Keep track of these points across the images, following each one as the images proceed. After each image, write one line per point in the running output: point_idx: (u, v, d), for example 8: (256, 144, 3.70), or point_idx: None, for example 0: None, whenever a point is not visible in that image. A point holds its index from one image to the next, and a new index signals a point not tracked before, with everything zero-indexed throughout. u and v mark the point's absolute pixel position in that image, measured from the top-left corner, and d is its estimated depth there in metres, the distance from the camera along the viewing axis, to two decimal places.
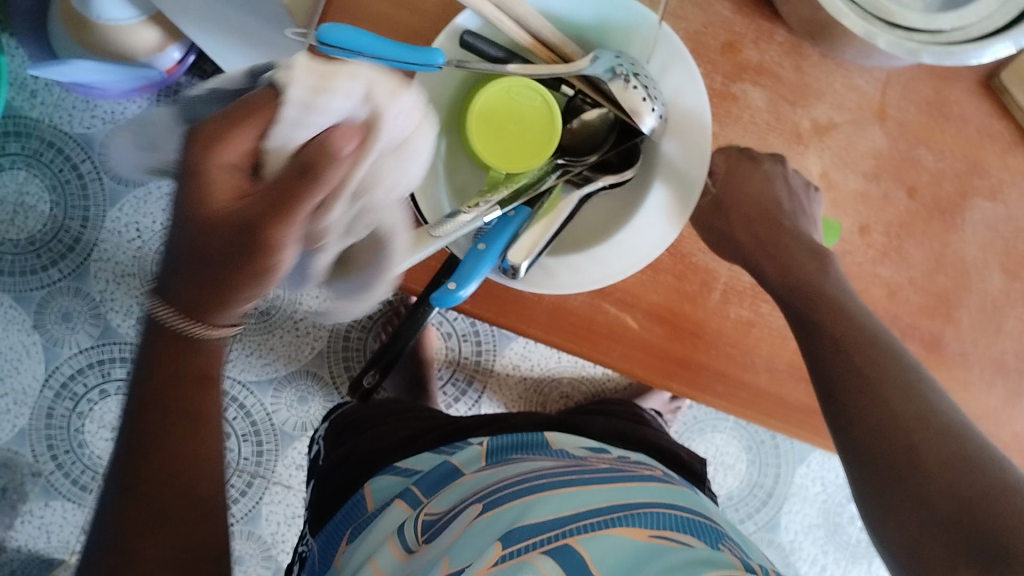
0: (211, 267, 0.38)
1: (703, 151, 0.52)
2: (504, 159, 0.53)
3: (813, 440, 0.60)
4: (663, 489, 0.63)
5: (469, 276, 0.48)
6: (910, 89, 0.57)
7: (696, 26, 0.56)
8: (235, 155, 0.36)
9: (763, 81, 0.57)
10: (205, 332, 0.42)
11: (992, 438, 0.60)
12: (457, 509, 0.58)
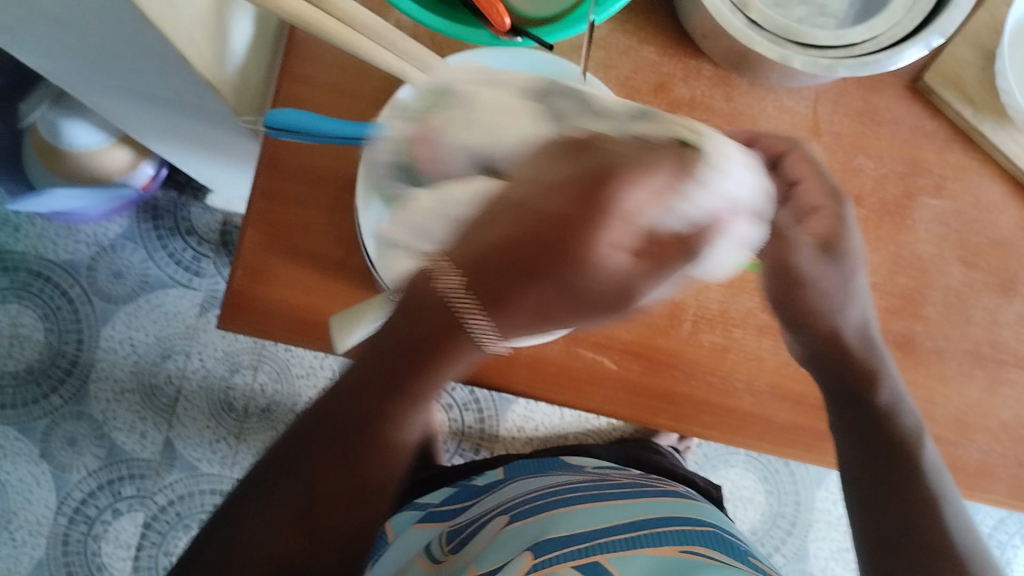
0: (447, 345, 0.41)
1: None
2: None
3: (804, 456, 0.60)
4: (672, 503, 0.66)
5: None
6: (839, 102, 0.60)
7: (626, 73, 0.59)
8: (615, 237, 0.36)
9: (698, 114, 0.59)
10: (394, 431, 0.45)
11: (982, 429, 0.60)
12: (481, 522, 0.65)
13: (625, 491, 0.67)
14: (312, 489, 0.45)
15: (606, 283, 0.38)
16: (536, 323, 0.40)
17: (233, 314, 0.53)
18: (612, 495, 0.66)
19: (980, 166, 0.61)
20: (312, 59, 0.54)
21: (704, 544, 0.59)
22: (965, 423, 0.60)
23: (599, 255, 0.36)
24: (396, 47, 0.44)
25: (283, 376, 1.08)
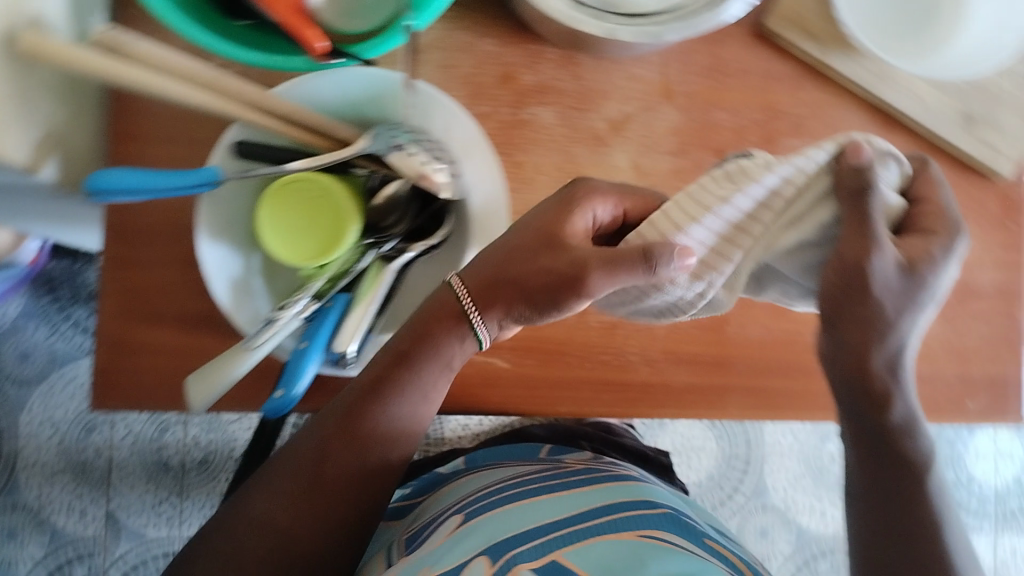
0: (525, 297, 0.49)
1: (500, 197, 0.51)
2: (310, 253, 0.49)
3: (711, 415, 0.60)
4: (618, 488, 0.65)
5: (296, 378, 0.47)
6: (687, 61, 0.59)
7: (468, 70, 0.58)
8: (601, 211, 0.50)
9: (548, 99, 0.59)
10: (391, 429, 0.51)
11: None
12: (437, 522, 0.63)
13: (580, 478, 0.68)
14: (278, 498, 0.50)
15: (577, 254, 0.47)
16: (521, 300, 0.49)
17: (107, 391, 0.53)
18: (565, 484, 0.66)
19: (835, 98, 0.60)
20: (143, 116, 0.53)
21: (661, 526, 0.59)
22: None
23: (585, 213, 0.49)
24: (215, 85, 0.45)
25: (215, 429, 1.05)
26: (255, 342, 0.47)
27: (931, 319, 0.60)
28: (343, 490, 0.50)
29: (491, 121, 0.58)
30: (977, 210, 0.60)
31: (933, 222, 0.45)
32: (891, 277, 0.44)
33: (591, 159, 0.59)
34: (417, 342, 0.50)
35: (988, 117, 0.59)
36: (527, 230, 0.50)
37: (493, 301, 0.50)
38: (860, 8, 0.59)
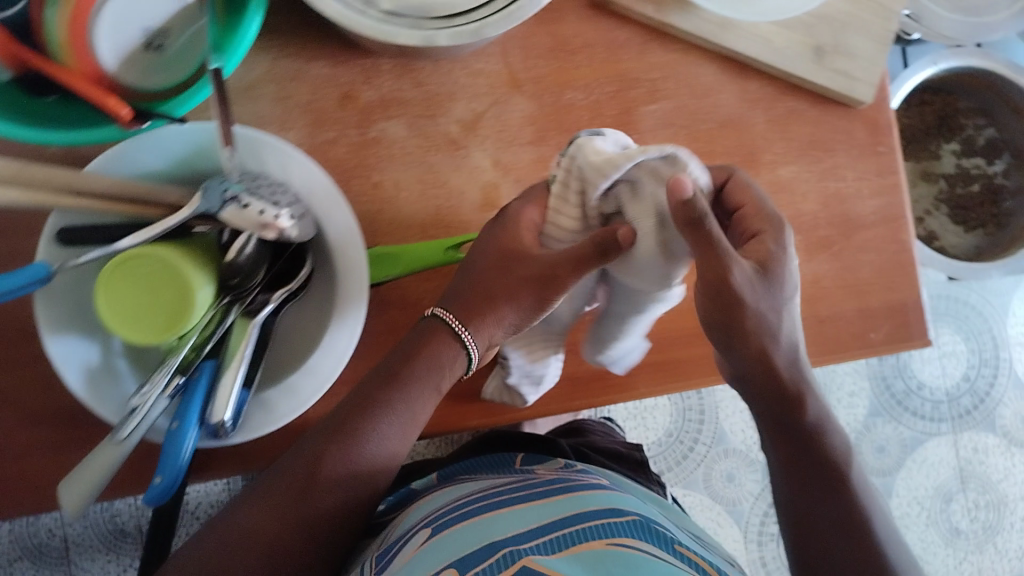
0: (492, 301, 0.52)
1: (351, 229, 0.51)
2: (153, 332, 0.46)
3: (625, 398, 0.59)
4: (605, 497, 0.59)
5: (171, 464, 0.46)
6: (527, 46, 0.58)
7: (305, 97, 0.56)
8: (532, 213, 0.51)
9: (394, 112, 0.57)
10: (381, 451, 0.50)
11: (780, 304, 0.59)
12: (404, 537, 0.57)
13: (545, 489, 0.61)
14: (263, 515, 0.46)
15: (530, 256, 0.50)
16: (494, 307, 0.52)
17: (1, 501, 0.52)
18: (530, 496, 0.59)
19: (685, 55, 0.59)
20: None
21: (631, 531, 0.53)
22: None
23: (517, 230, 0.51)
24: (20, 179, 0.40)
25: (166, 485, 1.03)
26: (122, 433, 0.45)
27: (819, 259, 0.59)
28: (328, 513, 0.48)
29: (339, 146, 0.56)
30: (846, 141, 0.60)
31: (759, 221, 0.50)
32: (746, 277, 0.47)
33: (450, 164, 0.57)
34: (411, 361, 0.51)
35: (838, 46, 0.59)
36: (485, 252, 0.52)
37: (478, 317, 0.52)
38: None
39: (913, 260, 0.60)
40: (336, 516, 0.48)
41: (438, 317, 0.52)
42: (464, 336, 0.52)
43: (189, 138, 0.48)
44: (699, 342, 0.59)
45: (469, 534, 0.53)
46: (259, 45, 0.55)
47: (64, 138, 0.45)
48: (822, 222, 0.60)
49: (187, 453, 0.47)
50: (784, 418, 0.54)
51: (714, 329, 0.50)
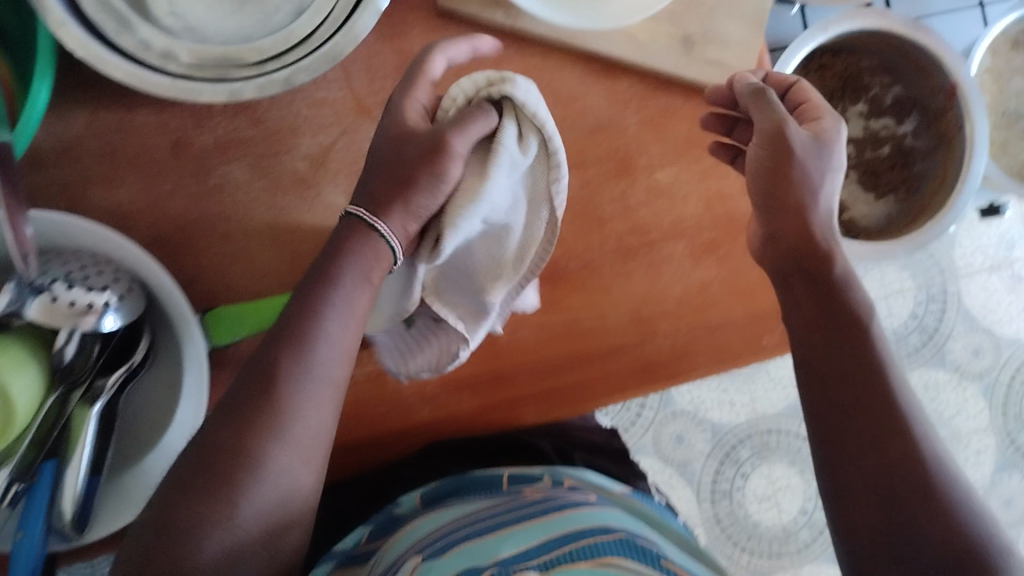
0: (399, 180, 0.45)
1: (180, 301, 0.47)
2: None
3: (506, 424, 0.57)
4: (607, 512, 0.52)
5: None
6: (372, 67, 0.53)
7: (131, 149, 0.51)
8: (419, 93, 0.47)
9: (232, 154, 0.52)
10: (332, 336, 0.44)
11: (666, 314, 0.56)
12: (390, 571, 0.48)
13: (535, 506, 0.52)
14: (216, 440, 0.40)
15: (422, 135, 0.45)
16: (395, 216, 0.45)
17: None
18: (521, 516, 0.50)
19: (548, 59, 0.54)
20: None
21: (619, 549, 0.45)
22: (646, 318, 0.56)
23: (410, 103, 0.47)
24: None
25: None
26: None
27: (706, 263, 0.56)
28: (301, 426, 0.41)
29: (178, 197, 0.51)
30: None
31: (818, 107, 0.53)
32: (804, 141, 0.50)
33: (300, 206, 0.53)
34: (337, 258, 0.44)
35: (707, 36, 0.54)
36: (377, 149, 0.47)
37: (389, 201, 0.45)
38: None
39: None
40: (291, 467, 0.41)
41: (357, 216, 0.45)
42: (380, 228, 0.45)
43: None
44: (591, 368, 0.56)
45: (461, 563, 0.45)
46: (71, 97, 0.49)
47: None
48: (705, 224, 0.56)
49: (37, 560, 0.44)
50: (811, 276, 0.50)
51: (761, 196, 0.51)
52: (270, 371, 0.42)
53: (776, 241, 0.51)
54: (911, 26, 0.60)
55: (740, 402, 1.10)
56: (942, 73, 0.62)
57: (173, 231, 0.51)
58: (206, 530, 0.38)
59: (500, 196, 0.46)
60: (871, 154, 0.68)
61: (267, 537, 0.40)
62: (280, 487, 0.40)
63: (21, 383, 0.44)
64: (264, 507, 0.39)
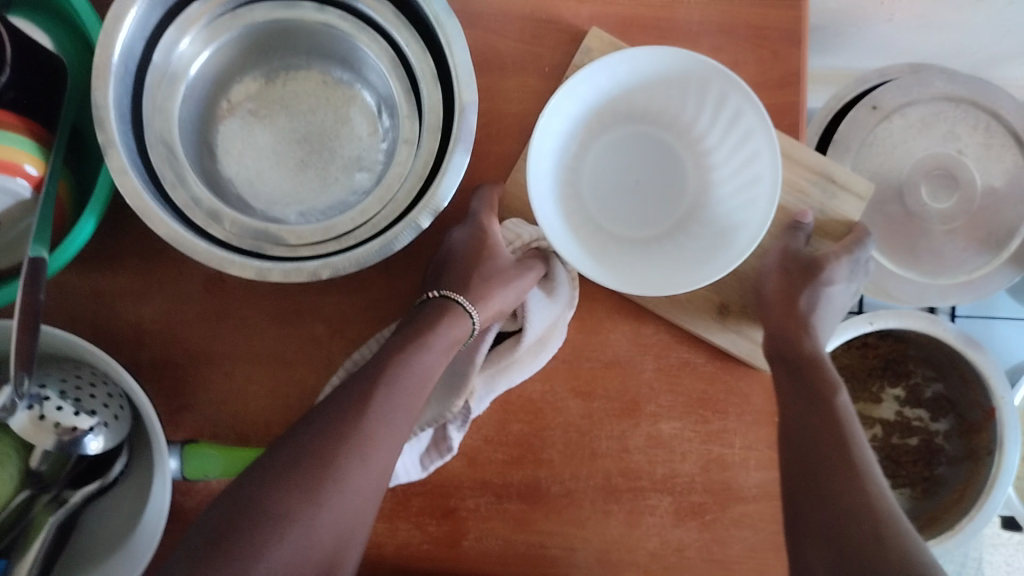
0: (463, 272, 0.51)
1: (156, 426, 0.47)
2: None
3: None
4: None
5: None
6: (412, 251, 0.54)
7: (169, 274, 0.53)
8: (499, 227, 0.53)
9: (256, 299, 0.53)
10: (437, 359, 0.47)
11: (632, 565, 0.55)
12: None
13: None
14: (327, 427, 0.42)
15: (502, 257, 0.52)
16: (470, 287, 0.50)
17: None
18: None
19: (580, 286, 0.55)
20: None
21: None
22: (610, 562, 0.55)
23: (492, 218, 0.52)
24: None
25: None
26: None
27: (687, 525, 0.54)
28: (396, 432, 0.44)
29: (198, 326, 0.53)
30: (741, 405, 0.55)
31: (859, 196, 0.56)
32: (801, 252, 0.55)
33: (305, 364, 0.54)
34: (443, 315, 0.49)
35: (744, 312, 0.56)
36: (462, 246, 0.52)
37: (483, 292, 0.50)
38: (591, 188, 0.58)
39: None
40: (363, 495, 0.41)
41: (443, 296, 0.50)
42: (468, 309, 0.50)
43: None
44: None
45: None
46: (131, 216, 0.53)
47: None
48: (698, 486, 0.55)
49: None
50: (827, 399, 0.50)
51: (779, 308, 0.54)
52: (385, 372, 0.44)
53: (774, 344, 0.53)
54: (963, 341, 0.59)
55: None
56: (984, 392, 0.60)
57: (183, 357, 0.53)
58: (315, 497, 0.39)
59: (553, 307, 0.54)
60: (898, 440, 0.67)
61: (332, 555, 0.40)
62: (350, 511, 0.41)
63: (9, 471, 0.46)
64: (334, 524, 0.40)
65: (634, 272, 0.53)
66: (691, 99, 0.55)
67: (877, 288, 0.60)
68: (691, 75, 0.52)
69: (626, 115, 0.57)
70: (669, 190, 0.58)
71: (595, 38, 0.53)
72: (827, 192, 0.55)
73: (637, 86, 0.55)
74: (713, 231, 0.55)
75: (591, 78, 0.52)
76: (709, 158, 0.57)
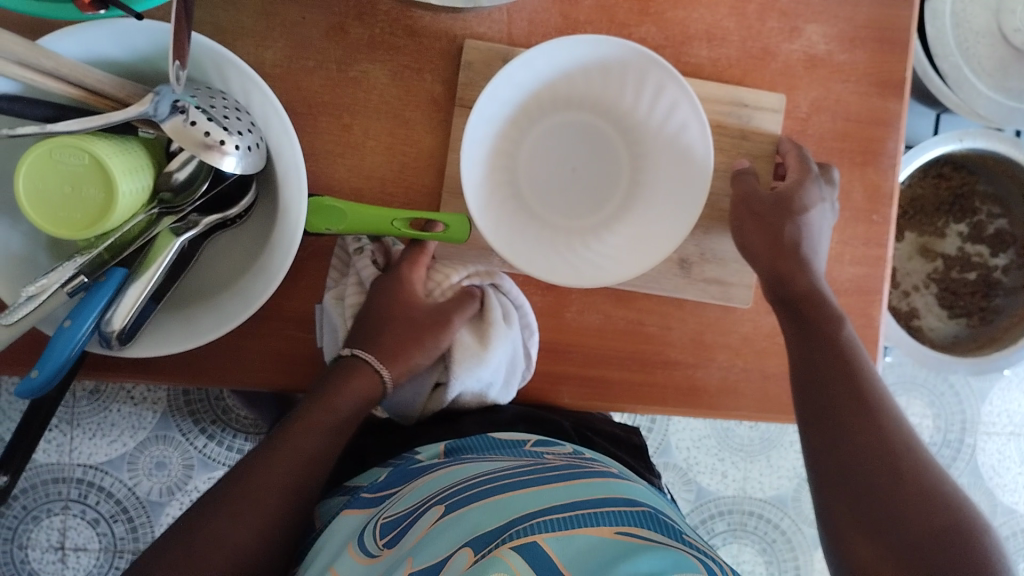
0: (376, 320, 0.54)
1: (299, 170, 0.48)
2: (66, 222, 0.43)
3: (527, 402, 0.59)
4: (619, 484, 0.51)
5: (53, 364, 0.43)
6: (535, 21, 0.55)
7: (293, 17, 0.53)
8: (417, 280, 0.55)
9: (379, 55, 0.53)
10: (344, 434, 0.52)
11: (722, 348, 0.58)
12: (419, 508, 0.49)
13: (563, 466, 0.52)
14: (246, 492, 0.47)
15: (422, 311, 0.55)
16: (371, 332, 0.54)
17: None
18: (552, 471, 0.51)
19: (695, 75, 0.56)
20: None
21: (641, 521, 0.45)
22: (705, 343, 0.57)
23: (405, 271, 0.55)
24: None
25: (104, 433, 0.98)
26: (13, 315, 0.42)
27: None
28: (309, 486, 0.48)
29: (318, 76, 0.53)
30: (843, 199, 0.57)
31: (795, 164, 0.54)
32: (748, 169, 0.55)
33: (424, 124, 0.54)
34: (348, 383, 0.52)
35: (720, 241, 0.57)
36: (376, 302, 0.54)
37: (388, 350, 0.54)
38: (533, 163, 0.59)
39: (877, 339, 0.57)
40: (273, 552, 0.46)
41: (353, 353, 0.53)
42: (376, 368, 0.53)
43: (151, 41, 0.46)
44: (638, 368, 0.57)
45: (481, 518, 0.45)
46: None
47: (29, 12, 0.45)
48: None
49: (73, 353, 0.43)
50: None
51: (868, 125, 0.57)
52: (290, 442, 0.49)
53: (779, 282, 0.53)
54: None
55: (733, 475, 1.09)
56: None
57: (304, 105, 0.53)
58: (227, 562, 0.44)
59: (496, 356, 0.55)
60: (957, 274, 0.78)
61: None
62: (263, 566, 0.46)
63: (127, 186, 0.44)
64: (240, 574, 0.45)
65: (569, 264, 0.54)
66: (623, 86, 0.55)
67: (967, 106, 0.69)
68: (620, 62, 0.53)
69: (553, 102, 0.58)
70: (606, 179, 0.59)
71: (472, 49, 0.54)
72: (742, 117, 0.55)
73: (563, 75, 0.55)
74: (658, 205, 0.57)
75: (513, 75, 0.52)
76: (643, 139, 0.58)
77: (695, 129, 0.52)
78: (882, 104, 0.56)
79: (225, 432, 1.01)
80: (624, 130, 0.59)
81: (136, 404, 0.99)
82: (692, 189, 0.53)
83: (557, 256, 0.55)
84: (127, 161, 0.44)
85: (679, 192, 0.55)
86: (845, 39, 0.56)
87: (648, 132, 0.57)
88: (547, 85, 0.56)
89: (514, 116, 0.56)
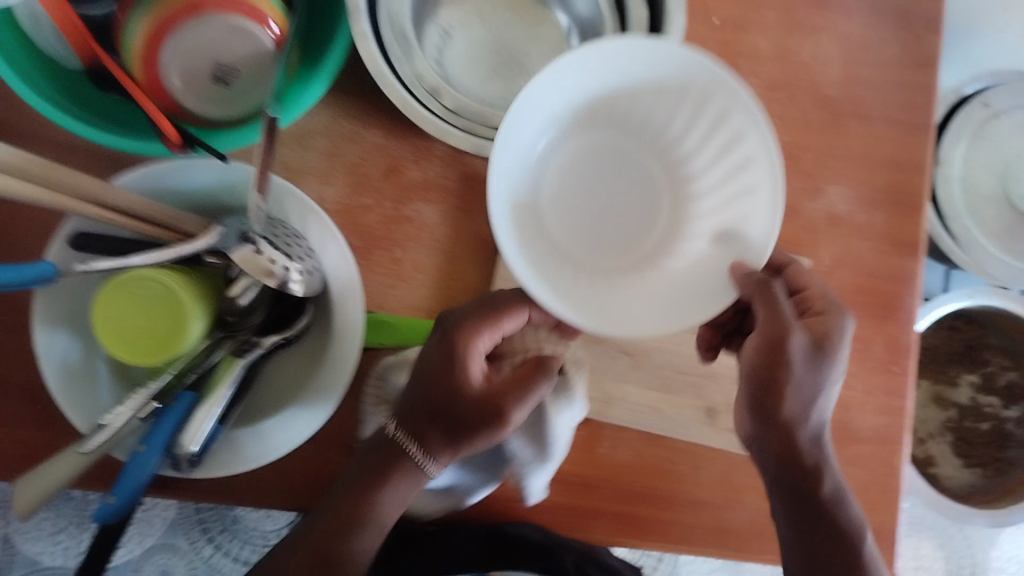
0: (450, 408, 0.49)
1: (356, 291, 0.51)
2: (148, 351, 0.46)
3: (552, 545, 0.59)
4: None
5: (125, 488, 0.46)
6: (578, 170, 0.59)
7: (354, 158, 0.57)
8: (482, 344, 0.50)
9: (431, 196, 0.57)
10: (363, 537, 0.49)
11: (749, 491, 0.59)
12: None
13: None
14: None
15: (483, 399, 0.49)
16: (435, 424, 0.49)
17: None
18: None
19: None
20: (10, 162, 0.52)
21: None
22: (732, 485, 0.59)
23: (473, 351, 0.50)
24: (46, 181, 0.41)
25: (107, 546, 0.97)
26: (88, 444, 0.44)
27: None
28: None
29: (372, 213, 0.57)
30: (864, 349, 0.59)
31: (824, 304, 0.52)
32: (801, 350, 0.49)
33: (470, 261, 0.58)
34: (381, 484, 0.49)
35: None
36: (432, 388, 0.49)
37: (441, 446, 0.49)
38: (564, 204, 0.57)
39: (897, 487, 0.59)
40: None
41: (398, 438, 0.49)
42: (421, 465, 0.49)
43: (215, 180, 0.50)
44: (664, 506, 0.58)
45: None
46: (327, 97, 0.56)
47: (108, 144, 0.47)
48: None
49: (145, 478, 0.46)
50: None
51: (888, 279, 0.60)
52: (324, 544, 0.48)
53: (761, 445, 0.53)
54: None
55: None
56: None
57: (359, 240, 0.57)
58: None
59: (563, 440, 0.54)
60: (971, 423, 0.86)
61: None
62: None
63: (201, 315, 0.47)
64: None
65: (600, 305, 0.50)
66: (675, 106, 0.54)
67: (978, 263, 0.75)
68: (678, 80, 0.51)
69: (593, 119, 0.56)
70: (642, 217, 0.58)
71: None
72: None
73: (613, 89, 0.53)
74: (715, 252, 0.52)
75: (553, 85, 0.50)
76: (690, 173, 0.57)
77: (757, 151, 0.49)
78: (902, 260, 0.60)
79: (229, 550, 0.99)
80: (663, 161, 0.58)
81: (142, 517, 0.98)
82: (743, 247, 0.50)
83: (590, 387, 0.58)
84: (197, 289, 0.47)
85: (732, 244, 0.51)
86: (863, 201, 0.60)
87: (696, 167, 0.57)
88: (620, 109, 0.56)
89: (578, 126, 0.57)
